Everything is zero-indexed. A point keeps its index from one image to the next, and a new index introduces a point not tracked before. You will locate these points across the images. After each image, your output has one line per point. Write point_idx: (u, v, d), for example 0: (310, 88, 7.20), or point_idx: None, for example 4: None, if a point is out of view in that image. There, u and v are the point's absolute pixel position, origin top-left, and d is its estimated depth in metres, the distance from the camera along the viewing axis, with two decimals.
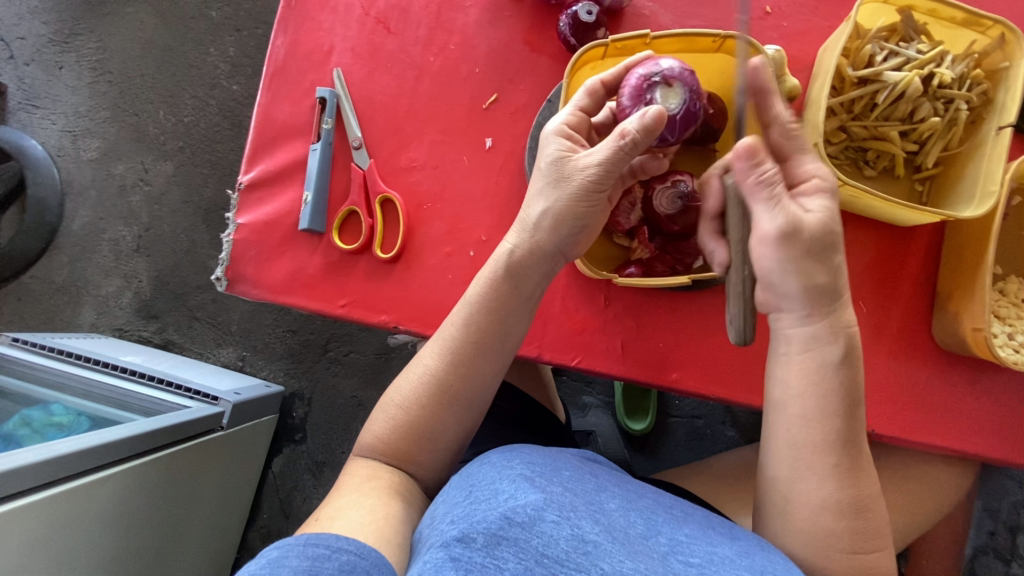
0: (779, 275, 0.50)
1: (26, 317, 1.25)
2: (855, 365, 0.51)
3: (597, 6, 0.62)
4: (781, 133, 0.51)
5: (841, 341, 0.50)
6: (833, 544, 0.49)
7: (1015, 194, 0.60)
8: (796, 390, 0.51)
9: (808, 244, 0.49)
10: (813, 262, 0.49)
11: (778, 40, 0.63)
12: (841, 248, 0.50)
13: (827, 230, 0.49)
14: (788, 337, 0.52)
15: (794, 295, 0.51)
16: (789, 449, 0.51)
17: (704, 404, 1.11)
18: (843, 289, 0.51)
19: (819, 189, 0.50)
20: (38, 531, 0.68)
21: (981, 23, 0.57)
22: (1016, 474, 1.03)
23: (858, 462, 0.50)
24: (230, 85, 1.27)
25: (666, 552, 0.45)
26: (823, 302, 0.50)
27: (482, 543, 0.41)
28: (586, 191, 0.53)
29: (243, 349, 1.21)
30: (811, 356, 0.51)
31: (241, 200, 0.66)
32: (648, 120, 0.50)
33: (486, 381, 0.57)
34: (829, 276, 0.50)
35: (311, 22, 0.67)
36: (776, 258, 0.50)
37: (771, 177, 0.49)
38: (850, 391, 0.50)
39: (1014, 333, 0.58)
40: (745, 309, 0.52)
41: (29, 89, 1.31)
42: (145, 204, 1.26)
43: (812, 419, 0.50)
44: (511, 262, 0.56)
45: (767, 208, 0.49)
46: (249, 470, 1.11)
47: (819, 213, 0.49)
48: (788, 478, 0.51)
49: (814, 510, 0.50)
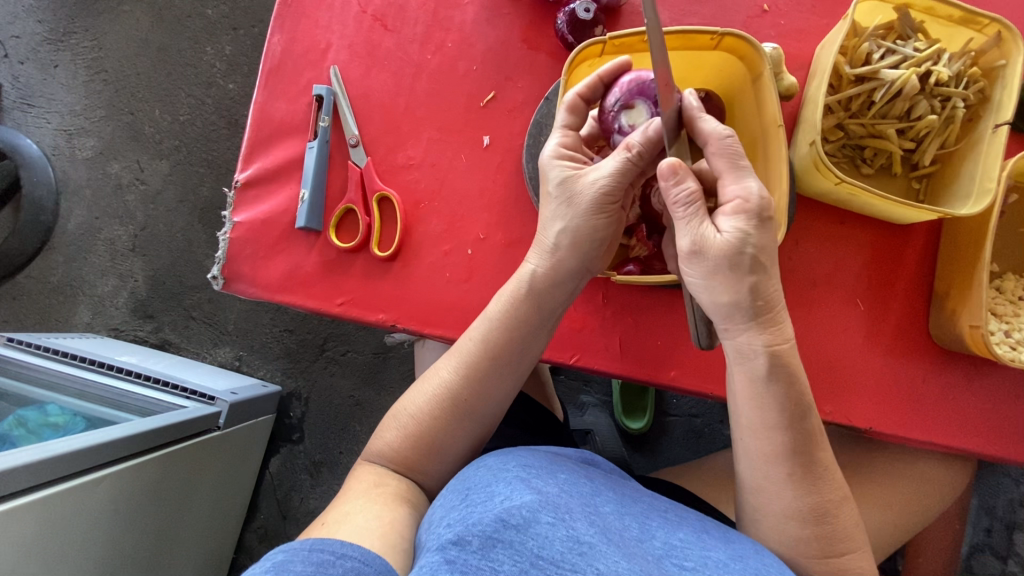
0: (699, 290, 0.49)
1: (22, 316, 1.25)
2: (789, 379, 0.49)
3: (595, 4, 0.62)
4: (717, 152, 0.48)
5: (762, 358, 0.48)
6: (803, 550, 0.50)
7: (1012, 191, 0.60)
8: (741, 403, 0.51)
9: (717, 264, 0.46)
10: (723, 282, 0.47)
11: (775, 38, 0.63)
12: (760, 267, 0.46)
13: (740, 250, 0.46)
14: (727, 350, 0.51)
15: (714, 310, 0.49)
16: (746, 458, 0.52)
17: (702, 403, 1.11)
18: (767, 305, 0.48)
19: (738, 210, 0.46)
20: (32, 531, 0.67)
21: (978, 22, 0.57)
22: (1013, 472, 1.03)
23: (815, 470, 0.50)
24: (226, 84, 1.27)
25: (661, 554, 0.45)
26: (741, 318, 0.48)
27: (478, 546, 0.41)
28: (602, 207, 0.53)
29: (240, 349, 1.21)
30: (745, 370, 0.50)
31: (238, 198, 0.65)
32: (650, 132, 0.50)
33: (499, 397, 0.58)
34: (740, 296, 0.47)
35: (308, 20, 0.67)
36: (694, 275, 0.48)
37: (687, 197, 0.47)
38: (787, 404, 0.49)
39: (1012, 330, 0.59)
40: (695, 317, 0.52)
41: (24, 88, 1.30)
42: (141, 204, 1.26)
43: (758, 431, 0.50)
44: (533, 280, 0.55)
45: (683, 226, 0.47)
46: (245, 471, 1.11)
47: (732, 235, 0.46)
48: (752, 487, 0.52)
49: (777, 517, 0.51)
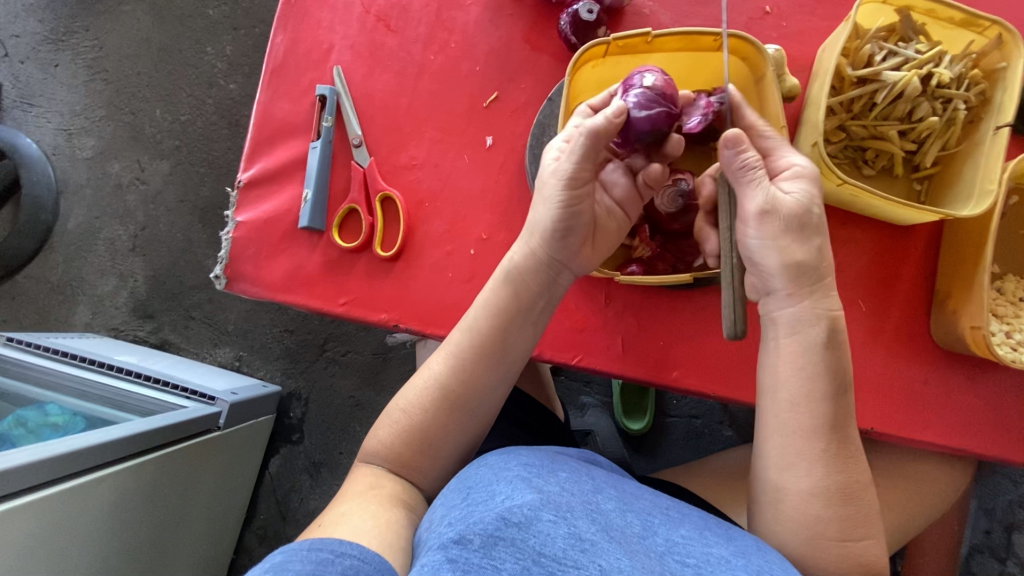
0: (764, 254, 0.51)
1: (21, 316, 1.24)
2: (840, 350, 0.51)
3: (598, 5, 0.62)
4: (756, 137, 0.53)
5: (823, 323, 0.50)
6: (823, 531, 0.49)
7: (1012, 193, 0.61)
8: (783, 376, 0.52)
9: (787, 225, 0.50)
10: (793, 242, 0.50)
11: (777, 40, 0.64)
12: (823, 229, 0.51)
13: (808, 210, 0.50)
14: (775, 322, 0.53)
15: (777, 275, 0.51)
16: (779, 435, 0.52)
17: (702, 404, 1.11)
18: (825, 271, 0.51)
19: (798, 174, 0.50)
20: (30, 531, 0.67)
21: (979, 24, 0.57)
22: (1012, 474, 1.04)
23: (847, 447, 0.51)
24: (227, 84, 1.26)
25: (663, 551, 0.45)
26: (806, 282, 0.51)
27: (480, 544, 0.41)
28: (566, 194, 0.54)
29: (240, 349, 1.21)
30: (796, 339, 0.51)
31: (241, 197, 0.65)
32: (610, 113, 0.52)
33: (488, 394, 0.57)
34: (811, 256, 0.50)
35: (310, 20, 0.67)
36: (761, 237, 0.51)
37: (753, 162, 0.50)
38: (836, 375, 0.50)
39: (1012, 331, 0.59)
40: (734, 297, 0.50)
41: (24, 87, 1.30)
42: (141, 204, 1.26)
43: (799, 404, 0.51)
44: (508, 266, 0.56)
45: (751, 189, 0.50)
46: (245, 471, 1.11)
47: (799, 196, 0.50)
48: (778, 465, 0.51)
49: (803, 496, 0.50)
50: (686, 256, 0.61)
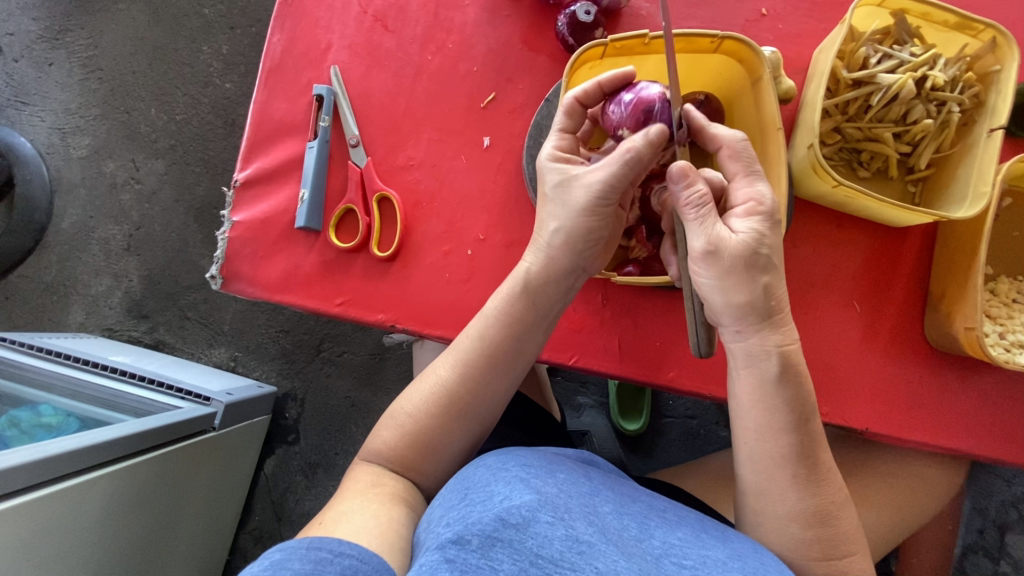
0: (712, 293, 0.50)
1: (14, 316, 1.24)
2: (797, 382, 0.51)
3: (596, 6, 0.62)
4: (731, 154, 0.52)
5: (774, 359, 0.50)
6: (804, 552, 0.50)
7: (1006, 195, 0.61)
8: (746, 406, 0.52)
9: (733, 265, 0.48)
10: (737, 283, 0.49)
11: (774, 42, 0.64)
12: (772, 268, 0.49)
13: (754, 251, 0.48)
14: (733, 353, 0.52)
15: (726, 312, 0.50)
16: (750, 461, 0.52)
17: (698, 405, 1.11)
18: (776, 308, 0.50)
19: (752, 212, 0.50)
20: (24, 532, 0.66)
21: (973, 27, 0.58)
22: (1005, 473, 1.04)
23: (819, 472, 0.50)
24: (223, 83, 1.26)
25: (659, 553, 0.45)
26: (754, 319, 0.50)
27: (478, 545, 0.41)
28: (597, 207, 0.53)
29: (235, 349, 1.21)
30: (752, 372, 0.51)
31: (237, 197, 0.65)
32: (653, 136, 0.50)
33: (496, 396, 0.58)
34: (755, 296, 0.49)
35: (308, 19, 0.67)
36: (705, 275, 0.50)
37: (699, 199, 0.49)
38: (796, 407, 0.50)
39: (1005, 332, 0.59)
40: (695, 320, 0.52)
41: (18, 86, 1.30)
42: (136, 203, 1.25)
43: (765, 433, 0.51)
44: (529, 279, 0.56)
45: (695, 227, 0.49)
46: (240, 472, 1.10)
47: (747, 234, 0.49)
48: (753, 489, 0.52)
49: (781, 520, 0.50)
50: None
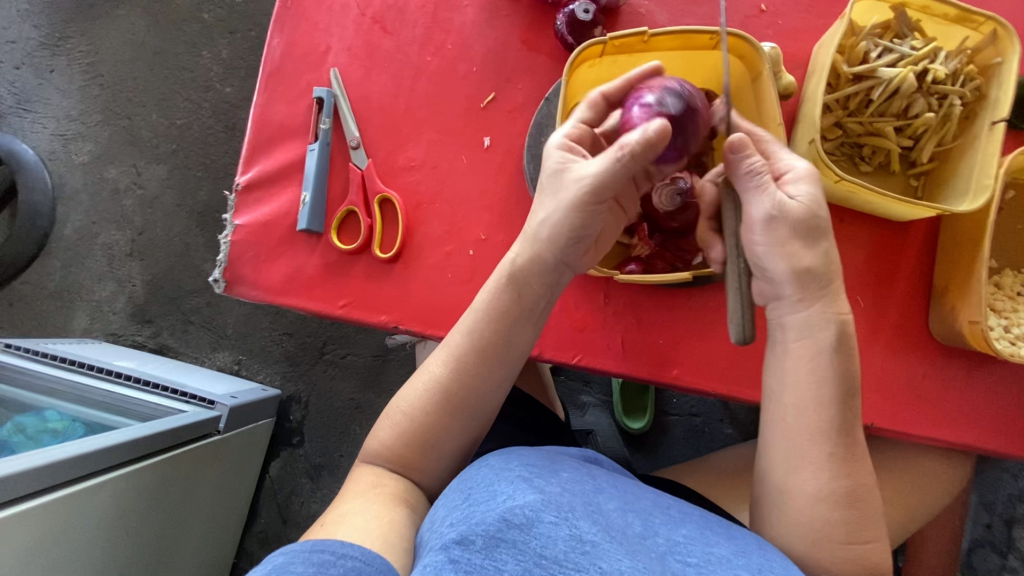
0: (772, 260, 0.51)
1: (19, 322, 1.24)
2: (850, 355, 0.50)
3: (595, 5, 0.62)
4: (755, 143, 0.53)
5: (833, 328, 0.50)
6: (828, 533, 0.49)
7: (1009, 188, 0.61)
8: (791, 379, 0.51)
9: (794, 229, 0.49)
10: (800, 245, 0.50)
11: (773, 38, 0.64)
12: (829, 233, 0.51)
13: (815, 214, 0.50)
14: (783, 326, 0.52)
15: (785, 279, 0.51)
16: (786, 439, 0.51)
17: (702, 402, 1.11)
18: (834, 273, 0.51)
19: (806, 177, 0.50)
20: (33, 537, 0.67)
21: (974, 19, 0.57)
22: (1012, 467, 1.04)
23: (854, 451, 0.50)
24: (224, 87, 1.26)
25: (663, 552, 0.45)
26: (815, 286, 0.50)
27: (481, 545, 0.41)
28: (585, 202, 0.53)
29: (239, 353, 1.21)
30: (804, 344, 0.51)
31: (239, 200, 0.65)
32: (649, 134, 0.48)
33: (489, 394, 0.57)
34: (818, 260, 0.50)
35: (307, 22, 0.67)
36: (767, 242, 0.50)
37: (760, 168, 0.50)
38: (844, 381, 0.50)
39: (1010, 325, 0.59)
40: (742, 305, 0.50)
41: (20, 93, 1.30)
42: (138, 208, 1.26)
43: (807, 409, 0.50)
44: (513, 270, 0.56)
45: (755, 195, 0.50)
46: (246, 475, 1.11)
47: (806, 199, 0.50)
48: (785, 465, 0.51)
49: (809, 499, 0.50)
50: (684, 255, 0.62)
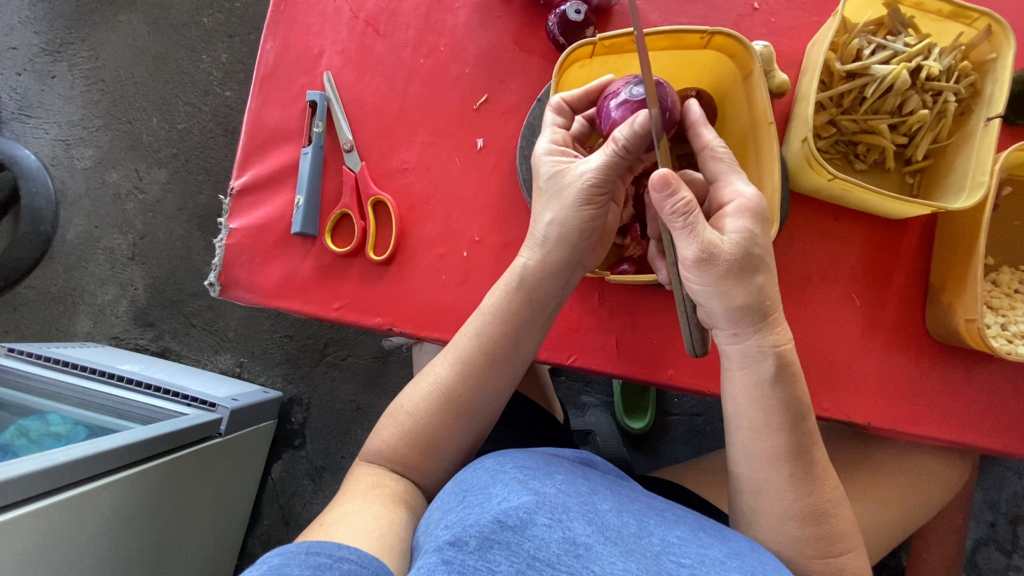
0: (707, 296, 0.49)
1: (23, 327, 1.25)
2: (792, 381, 0.50)
3: (586, 5, 0.62)
4: (711, 156, 0.53)
5: (770, 359, 0.49)
6: (801, 550, 0.50)
7: (1005, 184, 0.60)
8: (743, 406, 0.51)
9: (727, 268, 0.48)
10: (734, 284, 0.48)
11: (766, 36, 0.64)
12: (763, 266, 0.49)
13: (748, 251, 0.48)
14: (727, 353, 0.52)
15: (720, 314, 0.50)
16: (747, 461, 0.52)
17: (703, 402, 1.11)
18: (770, 304, 0.50)
19: (742, 210, 0.49)
20: (35, 540, 0.67)
21: (968, 15, 0.57)
22: (1017, 465, 1.03)
23: (813, 471, 0.50)
24: (224, 91, 1.27)
25: (658, 551, 0.45)
26: (749, 321, 0.49)
27: (475, 547, 0.41)
28: (590, 198, 0.53)
29: (241, 355, 1.21)
30: (748, 373, 0.51)
31: (234, 204, 0.66)
32: (638, 124, 0.49)
33: (497, 394, 0.58)
34: (751, 296, 0.48)
35: (300, 26, 0.67)
36: (701, 281, 0.49)
37: (685, 208, 0.46)
38: (791, 408, 0.50)
39: (1008, 323, 0.58)
40: (689, 324, 0.52)
41: (22, 99, 1.31)
42: (140, 212, 1.26)
43: (760, 433, 0.50)
44: (524, 273, 0.56)
45: (684, 236, 0.47)
46: (248, 477, 1.11)
47: (738, 236, 0.48)
48: (751, 488, 0.52)
49: (777, 519, 0.50)
50: None
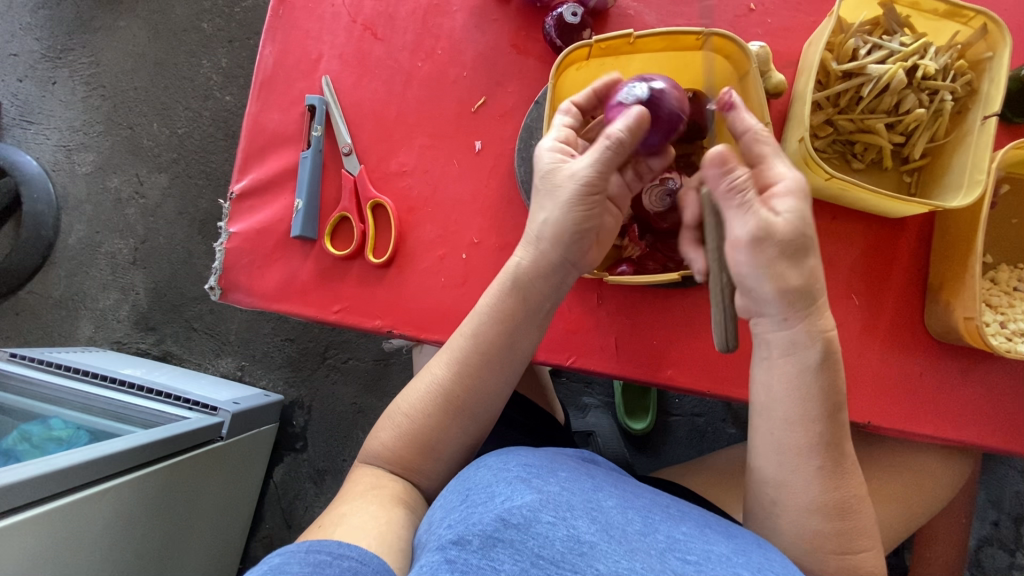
0: (757, 280, 0.49)
1: (25, 332, 1.26)
2: (835, 369, 0.50)
3: (582, 7, 0.62)
4: (755, 141, 0.50)
5: (819, 345, 0.49)
6: (821, 545, 0.49)
7: (1003, 182, 0.60)
8: (781, 394, 0.51)
9: (780, 249, 0.47)
10: (787, 265, 0.48)
11: (762, 37, 0.64)
12: (818, 249, 0.49)
13: (801, 232, 0.47)
14: (769, 341, 0.51)
15: (770, 299, 0.49)
16: (775, 452, 0.51)
17: (704, 402, 1.11)
18: (820, 291, 0.49)
19: (791, 190, 0.47)
20: (38, 543, 0.67)
21: (963, 14, 0.57)
22: (1019, 464, 1.03)
23: (842, 464, 0.50)
24: (224, 96, 1.28)
25: (663, 548, 0.44)
26: (801, 305, 0.49)
27: (478, 545, 0.41)
28: (583, 197, 0.53)
29: (242, 358, 1.22)
30: (790, 360, 0.50)
31: (234, 208, 0.66)
32: (633, 120, 0.51)
33: (493, 396, 0.58)
34: (804, 279, 0.48)
35: (298, 31, 0.68)
36: (751, 261, 0.48)
37: (742, 184, 0.48)
38: (831, 395, 0.49)
39: (1008, 321, 0.59)
40: (724, 315, 0.52)
41: (23, 105, 1.32)
42: (141, 217, 1.27)
43: (795, 424, 0.50)
44: (518, 274, 0.56)
45: (739, 215, 0.48)
46: (250, 480, 1.11)
47: (791, 215, 0.47)
48: (775, 481, 0.51)
49: (800, 513, 0.50)
50: (675, 256, 0.62)
